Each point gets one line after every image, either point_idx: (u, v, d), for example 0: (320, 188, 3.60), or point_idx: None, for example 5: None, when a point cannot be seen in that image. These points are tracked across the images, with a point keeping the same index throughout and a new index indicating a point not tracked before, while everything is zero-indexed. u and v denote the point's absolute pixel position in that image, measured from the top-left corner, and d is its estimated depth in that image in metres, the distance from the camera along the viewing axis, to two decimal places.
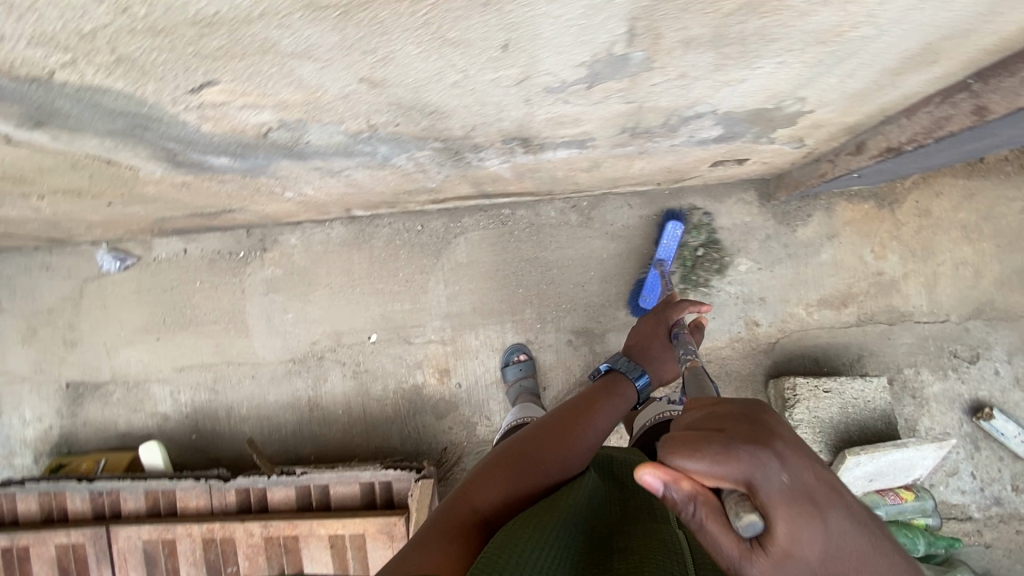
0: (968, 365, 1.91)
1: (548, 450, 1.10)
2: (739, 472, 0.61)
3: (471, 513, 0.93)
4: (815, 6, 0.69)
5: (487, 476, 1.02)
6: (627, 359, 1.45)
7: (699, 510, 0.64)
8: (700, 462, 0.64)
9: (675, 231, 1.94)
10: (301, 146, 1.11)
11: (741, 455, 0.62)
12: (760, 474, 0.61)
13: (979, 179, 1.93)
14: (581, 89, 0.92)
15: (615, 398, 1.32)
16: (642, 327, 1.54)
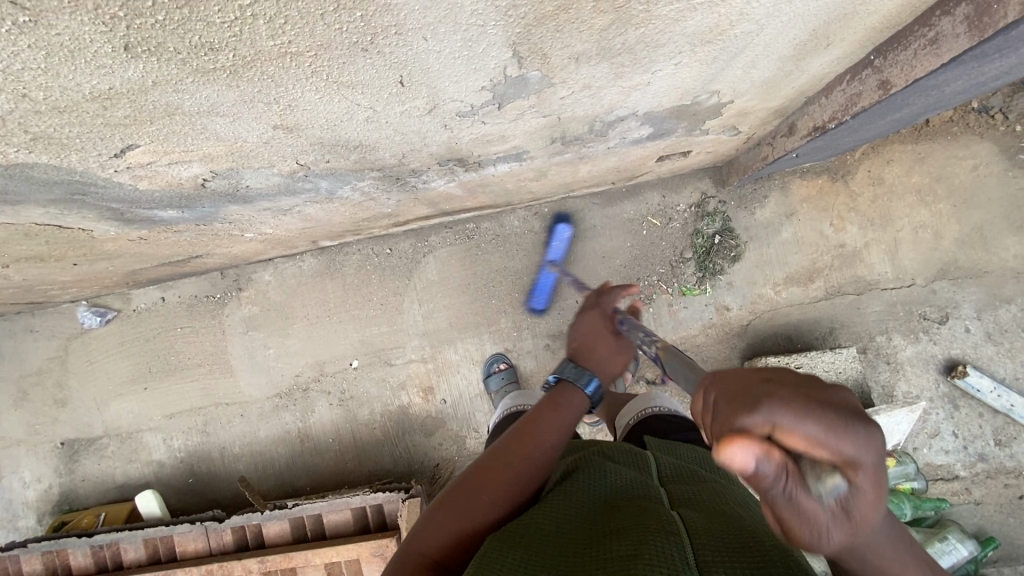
0: (939, 326, 1.94)
1: (497, 475, 1.09)
2: (849, 445, 0.50)
3: (421, 557, 0.97)
4: (684, 12, 0.73)
5: (437, 512, 1.04)
6: (573, 365, 1.32)
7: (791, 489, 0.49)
8: (800, 431, 0.50)
9: (563, 233, 2.08)
10: (242, 191, 1.15)
11: (851, 426, 0.50)
12: (871, 448, 0.50)
13: (926, 143, 1.98)
14: (493, 110, 0.96)
15: (566, 407, 1.23)
16: (584, 325, 1.38)
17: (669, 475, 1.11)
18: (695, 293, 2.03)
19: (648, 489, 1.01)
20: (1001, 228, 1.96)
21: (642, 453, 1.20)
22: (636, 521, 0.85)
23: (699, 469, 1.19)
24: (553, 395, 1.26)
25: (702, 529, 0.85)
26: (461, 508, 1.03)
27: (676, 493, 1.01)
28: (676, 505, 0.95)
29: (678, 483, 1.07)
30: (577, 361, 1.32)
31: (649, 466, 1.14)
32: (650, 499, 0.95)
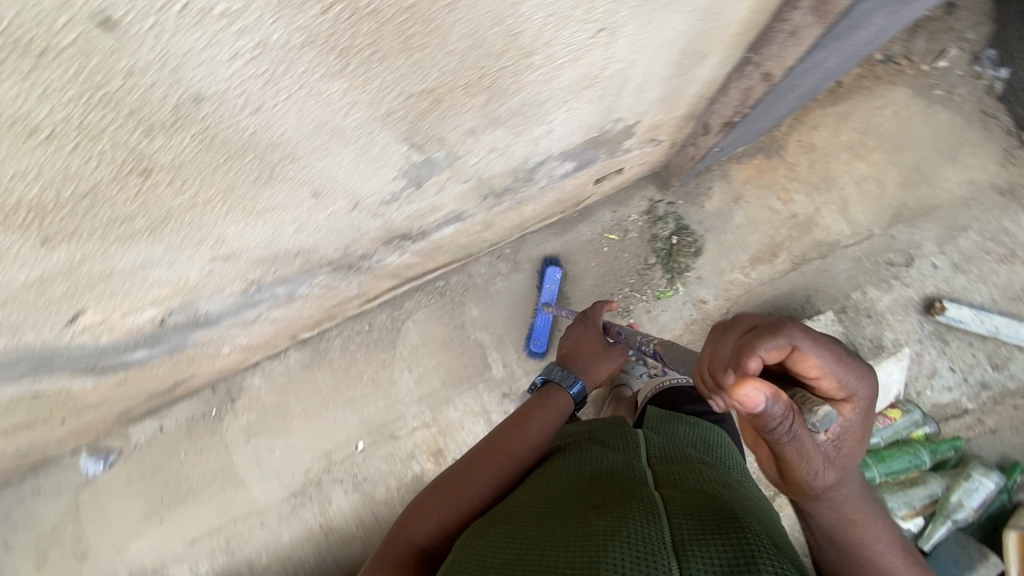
0: (907, 269, 1.97)
1: (484, 468, 1.25)
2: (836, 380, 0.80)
3: (413, 547, 1.10)
4: (552, 72, 0.80)
5: (430, 505, 1.19)
6: (562, 368, 1.54)
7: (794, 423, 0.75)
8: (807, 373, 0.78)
9: (553, 275, 2.07)
10: (203, 317, 1.19)
11: (842, 369, 0.80)
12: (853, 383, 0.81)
13: (844, 102, 2.07)
14: (414, 190, 1.01)
15: (552, 406, 1.43)
16: (576, 335, 1.63)
17: (659, 456, 1.13)
18: (669, 295, 2.07)
19: (635, 470, 1.04)
20: (936, 163, 2.04)
21: (631, 433, 1.20)
22: (620, 500, 0.91)
23: (687, 451, 1.20)
24: (539, 395, 1.46)
25: (682, 506, 0.91)
26: (453, 500, 1.19)
27: (663, 473, 1.04)
28: (661, 483, 0.99)
29: (667, 464, 1.09)
30: (566, 365, 1.55)
31: (639, 446, 1.15)
32: (637, 479, 0.99)
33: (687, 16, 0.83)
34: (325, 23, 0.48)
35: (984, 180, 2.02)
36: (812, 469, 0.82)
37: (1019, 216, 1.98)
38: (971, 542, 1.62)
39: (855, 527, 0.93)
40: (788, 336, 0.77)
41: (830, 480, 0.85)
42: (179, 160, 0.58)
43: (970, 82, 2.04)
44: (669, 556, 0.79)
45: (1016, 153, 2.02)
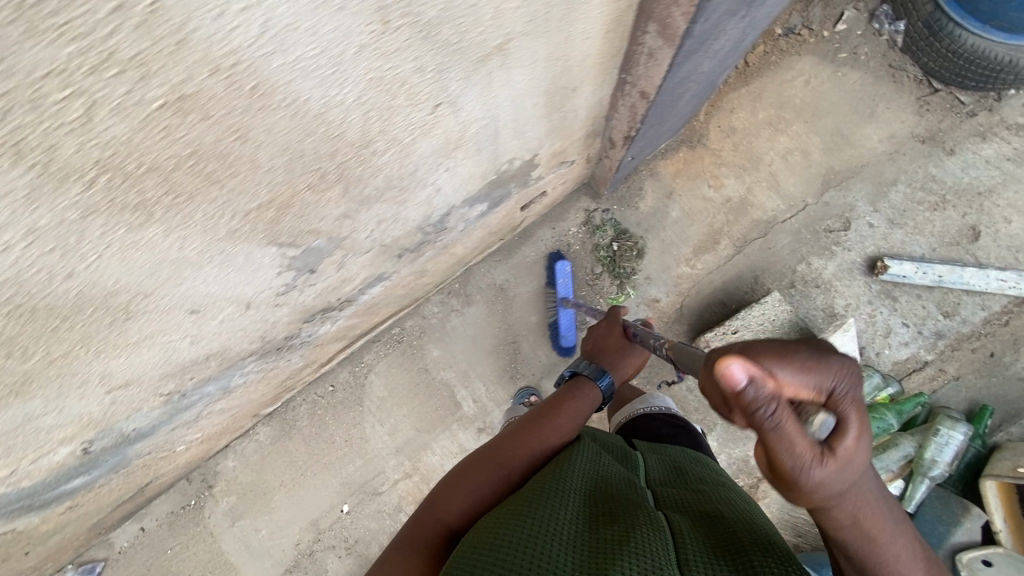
0: (845, 232, 1.99)
1: (513, 453, 1.20)
2: (824, 380, 0.75)
3: (439, 526, 1.06)
4: (406, 150, 0.79)
5: (460, 482, 1.15)
6: (588, 362, 1.48)
7: (782, 410, 0.70)
8: (788, 370, 0.74)
9: (564, 269, 2.06)
10: (133, 433, 1.16)
11: (829, 367, 0.76)
12: (843, 384, 0.75)
13: (756, 80, 2.09)
14: (310, 274, 1.00)
15: (583, 396, 1.37)
16: (599, 332, 1.60)
17: (658, 478, 1.10)
18: (622, 300, 2.07)
19: (637, 489, 1.00)
20: (854, 124, 2.06)
21: (631, 454, 1.20)
22: (631, 513, 0.87)
23: (687, 468, 1.19)
24: (570, 384, 1.42)
25: (687, 529, 0.87)
26: (480, 480, 1.14)
27: (663, 495, 1.01)
28: (663, 505, 0.96)
29: (667, 487, 1.06)
30: (592, 360, 1.50)
31: (639, 467, 1.14)
32: (639, 497, 0.96)
33: (533, 67, 0.84)
34: (98, 194, 0.48)
35: (903, 132, 2.03)
36: (814, 477, 0.74)
37: (944, 160, 1.98)
38: (952, 495, 1.62)
39: (874, 538, 0.84)
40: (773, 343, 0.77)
41: (836, 490, 0.77)
42: (6, 335, 0.56)
43: (871, 40, 2.06)
44: (676, 573, 0.73)
45: (930, 100, 2.03)
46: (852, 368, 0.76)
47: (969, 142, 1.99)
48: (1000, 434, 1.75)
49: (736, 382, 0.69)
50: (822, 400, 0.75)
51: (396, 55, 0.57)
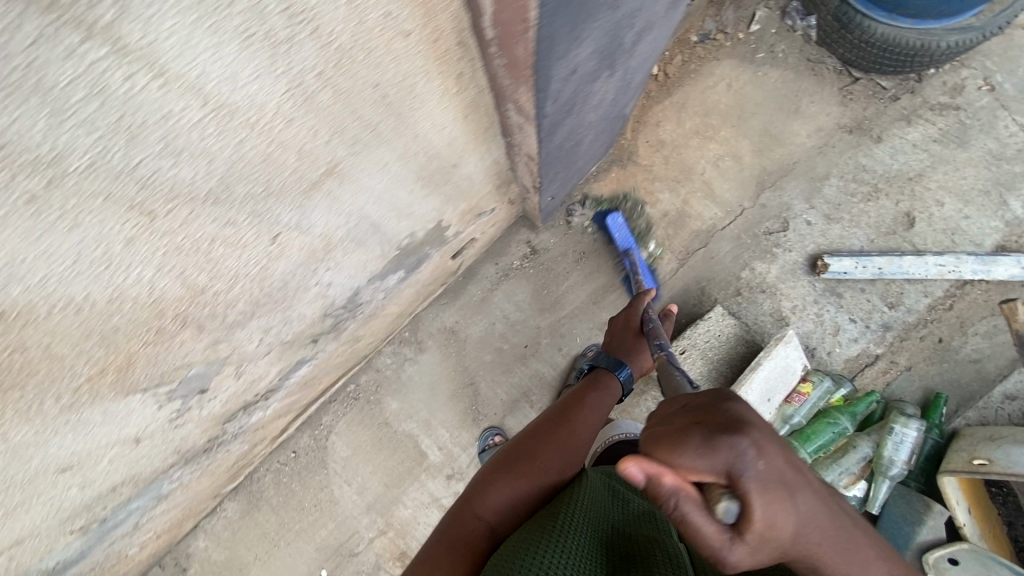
0: (784, 233, 1.98)
1: (546, 450, 1.17)
2: (729, 462, 0.57)
3: (480, 523, 1.04)
4: (259, 275, 0.76)
5: (498, 476, 1.12)
6: (605, 354, 1.40)
7: (690, 503, 0.56)
8: (691, 453, 0.57)
9: (616, 222, 2.01)
10: (53, 565, 1.11)
11: (733, 444, 0.57)
12: (751, 464, 0.57)
13: (678, 90, 2.07)
14: (202, 392, 0.96)
15: (601, 394, 1.32)
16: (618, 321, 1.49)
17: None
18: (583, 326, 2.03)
19: (660, 521, 0.97)
20: (780, 122, 2.05)
21: None
22: (653, 552, 0.84)
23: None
24: (588, 380, 1.36)
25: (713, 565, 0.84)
26: (516, 475, 1.11)
27: None
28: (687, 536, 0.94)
29: None
30: (610, 352, 1.42)
31: None
32: (663, 533, 0.92)
33: (387, 170, 0.82)
34: None
35: (830, 124, 2.02)
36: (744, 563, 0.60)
37: (873, 149, 1.98)
38: (914, 491, 1.62)
39: None
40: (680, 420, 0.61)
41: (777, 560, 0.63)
42: None
43: (786, 37, 2.05)
44: None
45: (852, 89, 2.03)
46: (754, 443, 0.58)
47: (895, 128, 1.98)
48: (957, 420, 1.75)
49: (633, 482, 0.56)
50: (734, 484, 0.58)
51: (172, 233, 0.56)
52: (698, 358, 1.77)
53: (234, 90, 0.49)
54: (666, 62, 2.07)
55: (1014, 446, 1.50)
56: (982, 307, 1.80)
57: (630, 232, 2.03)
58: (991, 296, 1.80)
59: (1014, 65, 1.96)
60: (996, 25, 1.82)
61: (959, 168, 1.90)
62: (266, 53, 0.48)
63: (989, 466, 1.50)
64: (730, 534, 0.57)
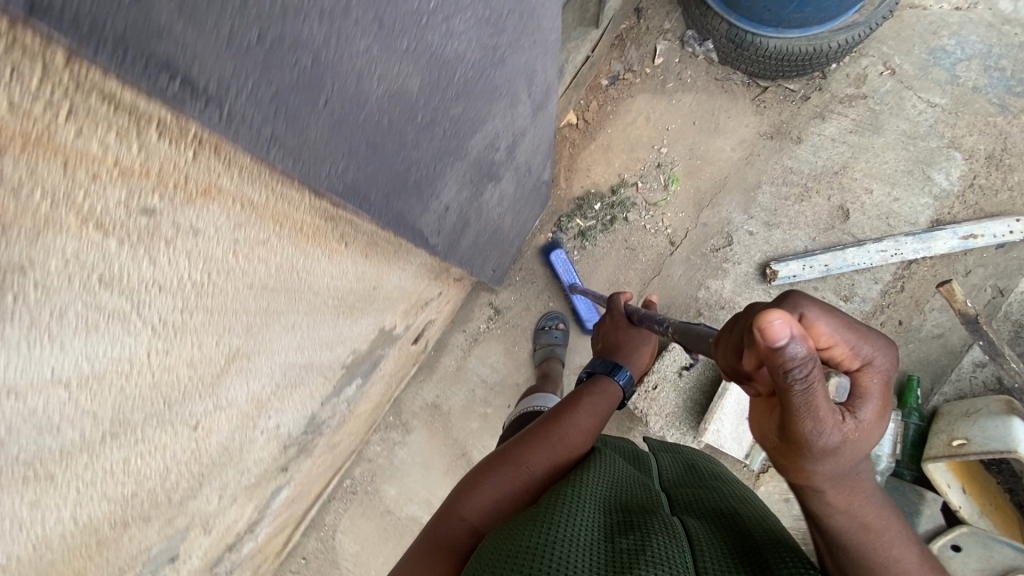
0: (730, 247, 2.04)
1: (531, 450, 1.16)
2: (861, 350, 0.68)
3: (466, 523, 1.01)
4: (193, 456, 0.81)
5: (483, 478, 1.10)
6: (603, 360, 1.55)
7: (815, 372, 0.60)
8: (832, 325, 0.68)
9: (561, 258, 2.10)
10: None
11: (870, 339, 0.69)
12: (874, 357, 0.69)
13: (600, 132, 2.16)
14: (172, 560, 0.99)
15: (594, 394, 1.40)
16: (609, 329, 1.65)
17: (670, 482, 1.11)
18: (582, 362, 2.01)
19: (651, 493, 1.00)
20: (703, 141, 2.12)
21: (643, 457, 1.22)
22: (644, 518, 0.85)
23: (701, 466, 1.19)
24: (588, 382, 1.49)
25: (705, 534, 0.85)
26: (501, 475, 1.10)
27: (679, 497, 1.01)
28: (678, 510, 0.95)
29: (681, 486, 1.06)
30: (607, 356, 1.57)
31: (652, 470, 1.15)
32: (653, 503, 0.95)
33: (303, 326, 0.88)
34: None
35: (751, 134, 2.10)
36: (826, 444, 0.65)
37: (795, 150, 2.05)
38: (906, 483, 1.63)
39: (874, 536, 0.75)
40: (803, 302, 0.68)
41: (845, 465, 0.69)
42: None
43: (691, 63, 2.13)
44: None
45: (763, 98, 2.11)
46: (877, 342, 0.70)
47: (812, 126, 2.05)
48: (935, 398, 1.77)
49: (779, 337, 0.57)
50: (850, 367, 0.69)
51: (77, 479, 0.59)
52: (671, 389, 1.79)
53: (98, 362, 0.51)
54: (584, 109, 2.16)
55: (987, 419, 1.51)
56: (932, 283, 1.84)
57: (573, 267, 2.12)
58: (937, 271, 1.83)
59: (909, 45, 2.02)
60: (878, 17, 1.89)
61: (880, 154, 1.96)
62: (116, 324, 0.50)
63: (969, 446, 1.50)
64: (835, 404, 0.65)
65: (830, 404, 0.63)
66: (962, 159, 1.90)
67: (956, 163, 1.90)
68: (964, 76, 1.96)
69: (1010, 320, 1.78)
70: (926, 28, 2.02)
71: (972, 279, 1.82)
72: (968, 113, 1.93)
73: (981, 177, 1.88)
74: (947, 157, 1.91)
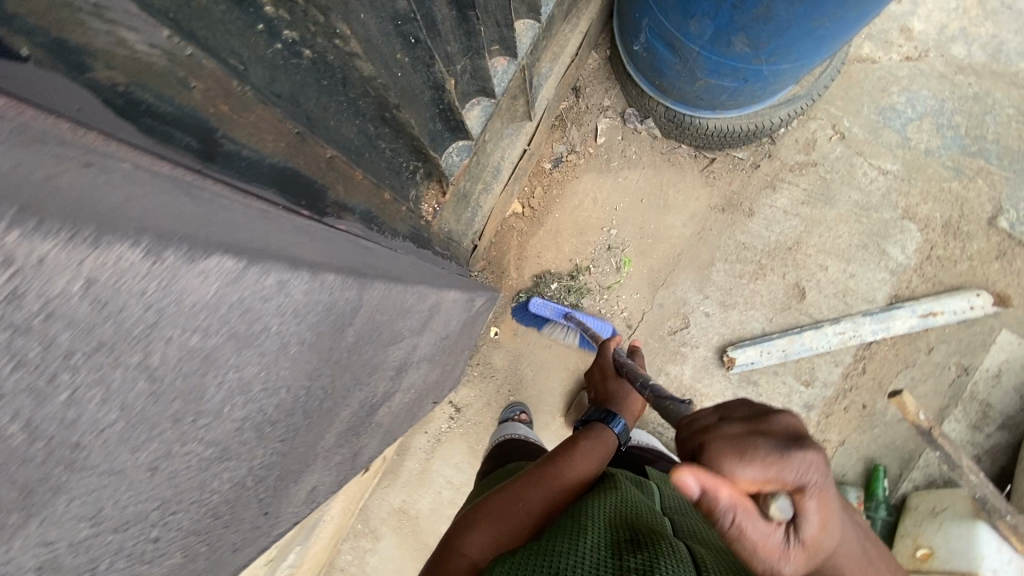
0: (686, 329, 1.95)
1: (529, 485, 1.10)
2: (789, 477, 0.59)
3: (464, 561, 0.93)
4: None
5: (480, 518, 1.03)
6: (596, 409, 1.45)
7: (742, 516, 0.59)
8: (752, 471, 0.59)
9: (539, 302, 1.99)
10: None
11: (797, 459, 0.59)
12: (816, 478, 0.60)
13: (546, 218, 2.08)
14: None
15: (591, 436, 1.31)
16: (601, 374, 1.58)
17: (672, 507, 1.06)
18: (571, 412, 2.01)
19: (656, 516, 0.94)
20: (653, 219, 2.03)
21: (646, 482, 1.15)
22: (652, 540, 0.80)
23: None
24: (583, 427, 1.39)
25: (711, 557, 0.79)
26: (498, 513, 1.04)
27: (682, 523, 0.95)
28: (683, 534, 0.89)
29: (683, 514, 1.02)
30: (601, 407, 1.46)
31: (654, 491, 1.10)
32: (659, 525, 0.89)
33: None
34: None
35: (702, 208, 2.00)
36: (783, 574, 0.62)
37: (748, 224, 1.96)
38: None
39: None
40: (735, 431, 0.63)
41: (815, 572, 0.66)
42: None
43: (634, 140, 2.06)
44: None
45: (712, 168, 2.01)
46: (821, 459, 0.60)
47: (763, 197, 1.96)
48: (903, 484, 1.74)
49: (688, 494, 0.58)
50: (801, 494, 0.60)
51: None
52: None
53: None
54: (529, 196, 2.09)
55: (953, 524, 1.49)
56: (894, 363, 1.79)
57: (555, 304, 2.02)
58: (899, 350, 1.79)
59: (858, 105, 1.93)
60: (818, 88, 1.83)
61: (833, 228, 1.89)
62: None
63: (934, 557, 1.47)
64: (784, 538, 0.61)
65: (770, 538, 0.60)
66: (917, 230, 1.83)
67: (911, 236, 1.83)
68: (916, 137, 1.88)
69: (976, 399, 1.74)
70: (874, 84, 1.92)
71: (935, 357, 1.77)
72: (921, 179, 1.86)
73: (938, 249, 1.81)
74: (902, 229, 1.84)
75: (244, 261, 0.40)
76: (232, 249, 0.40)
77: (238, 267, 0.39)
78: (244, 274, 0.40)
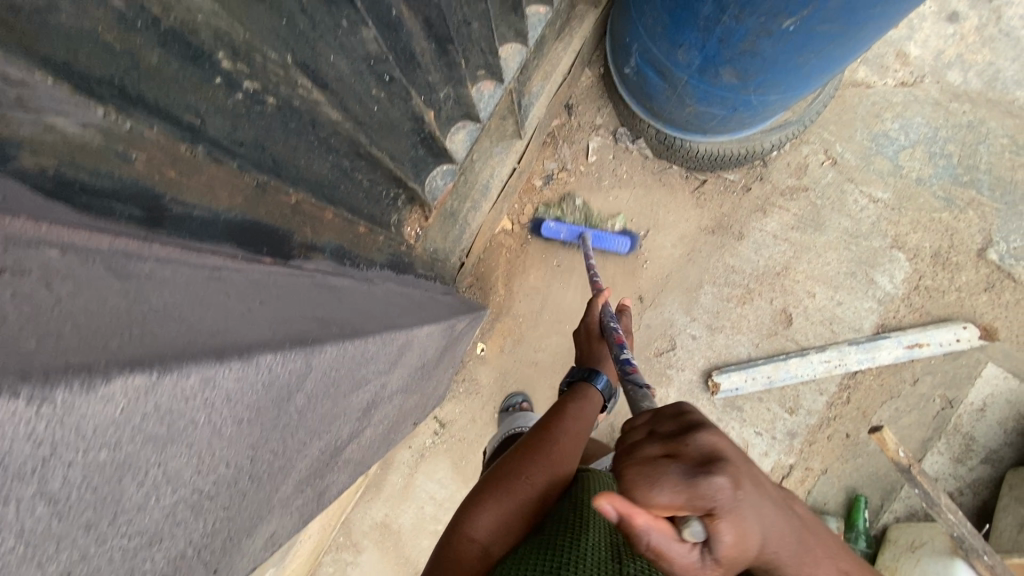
0: (673, 350, 1.92)
1: (530, 459, 1.06)
2: (704, 503, 0.52)
3: (476, 547, 0.94)
4: None
5: (486, 496, 1.01)
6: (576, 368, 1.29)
7: (661, 543, 0.52)
8: (670, 496, 0.52)
9: (550, 226, 1.98)
10: None
11: (713, 485, 0.53)
12: (730, 503, 0.53)
13: (536, 235, 2.07)
14: None
15: (581, 400, 1.20)
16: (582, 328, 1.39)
17: None
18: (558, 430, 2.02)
19: None
20: (643, 238, 1.99)
21: None
22: None
23: None
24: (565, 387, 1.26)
25: None
26: (502, 490, 1.01)
27: None
28: None
29: None
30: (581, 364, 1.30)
31: None
32: None
33: None
34: None
35: (692, 229, 1.97)
36: None
37: (738, 247, 1.93)
38: None
39: None
40: (660, 450, 0.56)
41: None
42: None
43: (625, 158, 2.04)
44: None
45: (703, 189, 1.98)
46: (734, 483, 0.54)
47: (753, 221, 1.93)
48: (884, 515, 1.75)
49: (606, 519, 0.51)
50: (719, 521, 0.53)
51: None
52: None
53: None
54: (519, 213, 2.07)
55: (930, 560, 1.50)
56: (878, 393, 1.79)
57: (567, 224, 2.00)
58: (884, 380, 1.79)
59: (852, 130, 1.91)
60: (811, 114, 1.82)
61: (822, 255, 1.88)
62: None
63: None
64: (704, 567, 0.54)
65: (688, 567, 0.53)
66: (906, 260, 1.83)
67: (900, 265, 1.83)
68: (908, 165, 1.87)
69: (959, 432, 1.74)
70: (868, 110, 1.91)
71: (919, 388, 1.77)
72: (911, 208, 1.85)
73: (926, 279, 1.81)
74: (891, 258, 1.84)
75: (156, 373, 0.40)
76: (140, 361, 0.39)
77: (150, 380, 0.39)
78: (156, 384, 0.40)
